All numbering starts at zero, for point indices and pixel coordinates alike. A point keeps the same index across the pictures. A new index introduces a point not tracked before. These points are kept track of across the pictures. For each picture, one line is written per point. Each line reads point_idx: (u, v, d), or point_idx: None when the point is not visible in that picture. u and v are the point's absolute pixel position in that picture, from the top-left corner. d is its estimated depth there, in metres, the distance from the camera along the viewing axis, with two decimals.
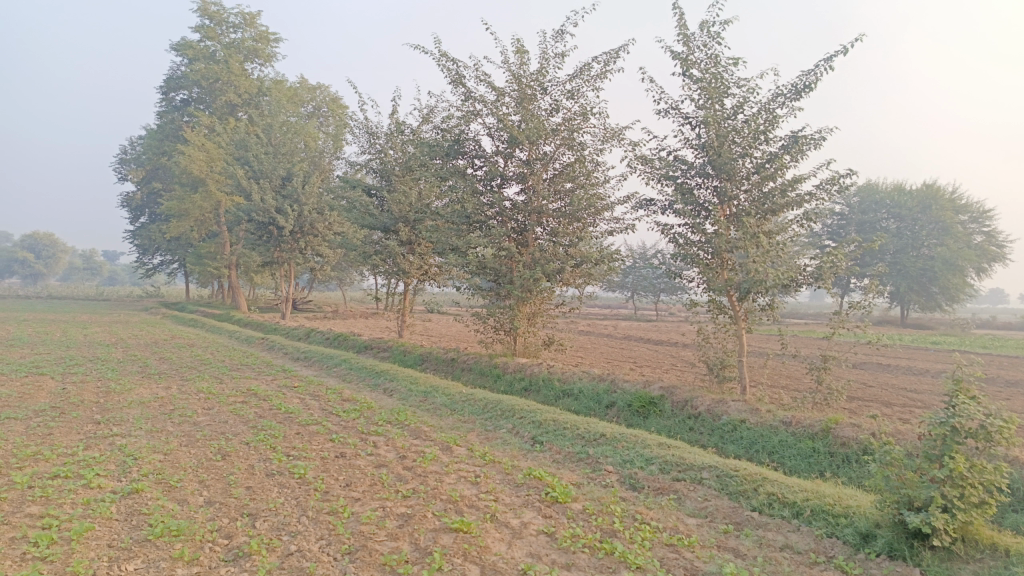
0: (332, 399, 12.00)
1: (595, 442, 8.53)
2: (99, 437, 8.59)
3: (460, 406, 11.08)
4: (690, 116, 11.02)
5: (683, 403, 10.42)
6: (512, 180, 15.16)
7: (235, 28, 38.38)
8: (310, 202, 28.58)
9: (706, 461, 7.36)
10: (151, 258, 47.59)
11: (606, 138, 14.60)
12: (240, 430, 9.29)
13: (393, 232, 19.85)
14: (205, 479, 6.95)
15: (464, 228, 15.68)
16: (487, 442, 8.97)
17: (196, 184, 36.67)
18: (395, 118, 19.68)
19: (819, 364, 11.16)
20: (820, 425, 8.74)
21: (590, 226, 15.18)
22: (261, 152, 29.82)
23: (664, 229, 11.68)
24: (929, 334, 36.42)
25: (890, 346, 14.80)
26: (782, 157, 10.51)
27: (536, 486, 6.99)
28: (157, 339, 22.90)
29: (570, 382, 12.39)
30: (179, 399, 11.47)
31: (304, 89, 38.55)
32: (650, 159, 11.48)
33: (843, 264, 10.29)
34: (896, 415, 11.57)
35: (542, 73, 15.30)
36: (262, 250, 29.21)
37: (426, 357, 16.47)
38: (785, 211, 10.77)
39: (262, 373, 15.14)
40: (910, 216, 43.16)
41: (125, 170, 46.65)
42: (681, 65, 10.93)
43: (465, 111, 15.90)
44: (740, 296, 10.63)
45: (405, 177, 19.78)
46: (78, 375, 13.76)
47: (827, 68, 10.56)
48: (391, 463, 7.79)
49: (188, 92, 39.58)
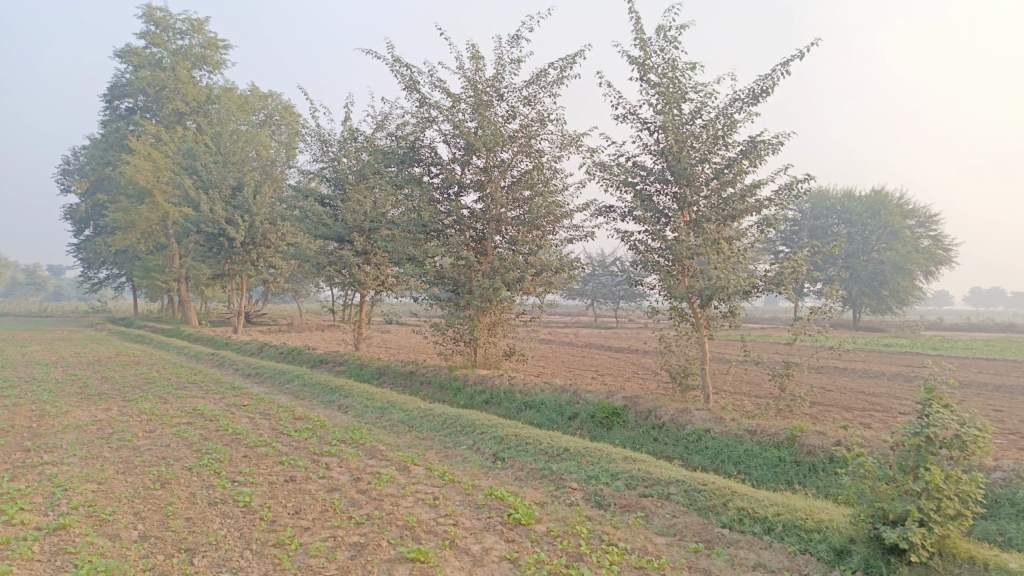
0: (283, 418, 11.49)
1: (558, 458, 8.22)
2: (26, 467, 7.96)
3: (418, 423, 10.68)
4: (648, 121, 10.88)
5: (647, 413, 10.21)
6: (469, 189, 14.86)
7: (181, 34, 37.41)
8: (262, 212, 27.82)
9: (673, 475, 7.12)
10: (96, 272, 45.87)
11: (564, 145, 14.41)
12: (183, 454, 8.74)
13: (348, 242, 19.36)
14: (141, 511, 6.43)
15: (421, 237, 15.30)
16: (446, 461, 8.61)
17: (142, 195, 35.48)
18: (348, 125, 19.21)
19: (782, 370, 11.05)
20: (785, 434, 8.62)
21: (549, 234, 14.95)
22: (211, 162, 28.98)
23: (624, 236, 11.50)
24: (880, 336, 37.22)
25: (850, 350, 14.87)
26: (741, 163, 10.43)
27: (498, 507, 6.65)
28: (100, 357, 21.89)
29: (532, 393, 12.09)
30: (119, 422, 10.82)
31: (255, 97, 37.72)
32: (608, 166, 11.31)
33: (803, 269, 10.23)
34: (859, 421, 11.56)
35: (497, 79, 15.06)
36: (213, 262, 28.30)
37: (383, 371, 16.00)
38: (744, 216, 10.68)
39: (211, 391, 14.47)
40: (860, 221, 44.10)
41: (67, 182, 44.92)
42: (638, 69, 10.77)
43: (420, 118, 15.55)
44: (701, 303, 10.50)
45: (359, 186, 19.33)
46: (10, 398, 12.92)
47: (784, 72, 10.52)
48: (345, 487, 7.37)
49: (134, 100, 38.37)
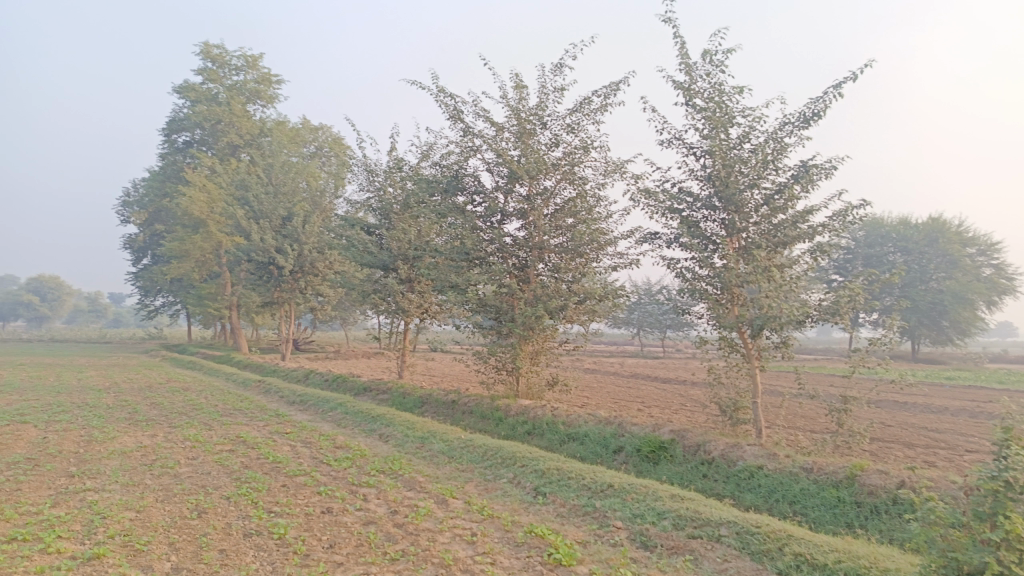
0: (324, 446, 11.43)
1: (602, 494, 7.89)
2: (70, 493, 8.00)
3: (458, 453, 10.48)
4: (694, 146, 10.63)
5: (696, 448, 9.80)
6: (512, 217, 14.77)
7: (236, 70, 38.73)
8: (310, 241, 28.28)
9: (724, 515, 6.73)
10: (152, 299, 47.21)
11: (608, 172, 14.23)
12: (222, 482, 8.70)
13: (392, 270, 19.46)
14: (176, 541, 6.34)
15: (463, 265, 15.24)
16: (486, 494, 8.36)
17: (197, 225, 36.50)
18: (394, 155, 19.43)
19: (839, 405, 10.51)
20: (844, 472, 8.14)
21: (593, 262, 14.73)
22: (262, 192, 29.68)
23: (670, 263, 11.20)
24: (941, 369, 35.65)
25: (912, 384, 14.15)
26: (792, 188, 10.08)
27: (538, 546, 6.37)
28: (152, 383, 22.33)
29: (575, 425, 11.77)
30: (163, 448, 10.89)
31: (306, 130, 38.68)
32: (653, 192, 11.07)
33: (861, 298, 9.77)
34: (923, 460, 10.92)
35: (541, 107, 15.02)
36: (262, 290, 28.80)
37: (425, 400, 15.87)
38: (796, 243, 10.29)
39: (255, 418, 14.53)
40: (917, 249, 42.50)
41: (127, 212, 46.57)
42: (684, 94, 10.57)
43: (464, 147, 15.59)
44: (752, 333, 10.10)
45: (403, 215, 19.47)
46: (62, 423, 13.16)
47: (836, 94, 10.19)
48: (381, 520, 7.19)
49: (190, 134, 39.71)
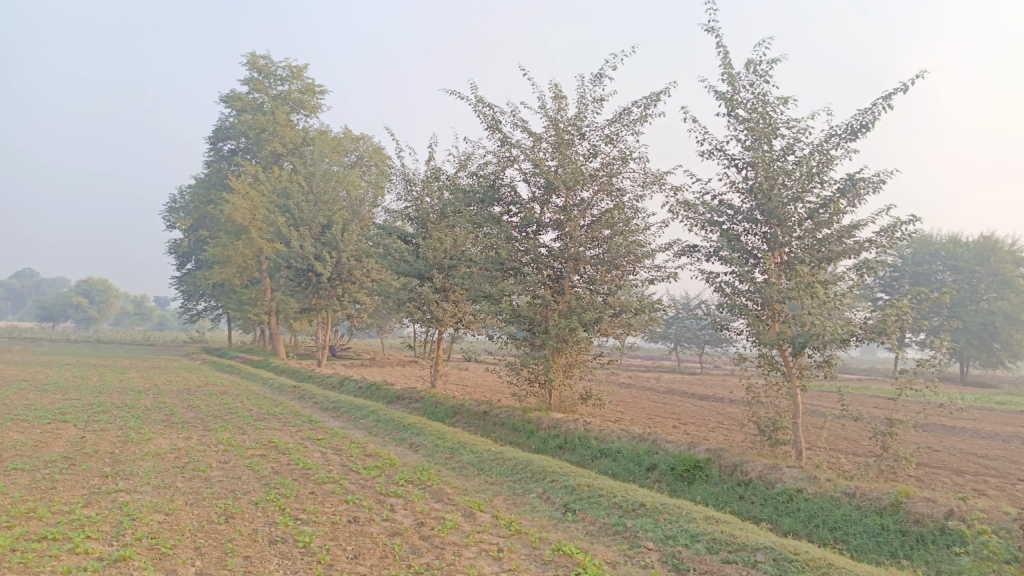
0: (354, 454, 11.40)
1: (633, 513, 7.67)
2: (102, 493, 8.07)
3: (488, 466, 10.34)
4: (736, 158, 10.39)
5: (732, 468, 9.51)
6: (548, 228, 14.65)
7: (282, 80, 39.48)
8: (348, 249, 28.56)
9: (760, 540, 6.46)
10: (195, 304, 48.16)
11: (646, 183, 14.03)
12: (251, 488, 8.70)
13: (428, 279, 19.49)
14: (201, 546, 6.32)
15: (498, 275, 15.15)
16: (514, 509, 8.21)
17: (239, 232, 37.18)
18: (431, 165, 19.50)
19: (885, 428, 10.10)
20: (888, 499, 7.80)
21: (630, 274, 14.51)
22: (302, 200, 30.09)
23: (709, 277, 10.95)
24: (992, 393, 34.34)
25: (961, 408, 13.58)
26: (837, 202, 9.76)
27: (565, 565, 6.19)
28: (190, 386, 22.68)
29: (608, 440, 11.55)
30: (196, 451, 10.99)
31: (347, 139, 39.20)
32: (692, 204, 10.84)
33: (909, 317, 9.40)
34: (973, 488, 10.45)
35: (579, 118, 14.90)
36: (301, 297, 29.11)
37: (457, 410, 15.78)
38: (841, 259, 9.96)
39: (288, 423, 14.61)
40: (967, 268, 41.14)
41: (173, 218, 47.69)
42: (726, 105, 10.34)
43: (501, 157, 15.55)
44: (794, 351, 9.79)
45: (440, 224, 19.52)
46: (100, 423, 13.39)
47: (886, 106, 9.86)
48: (407, 531, 7.08)
49: (235, 142, 40.55)
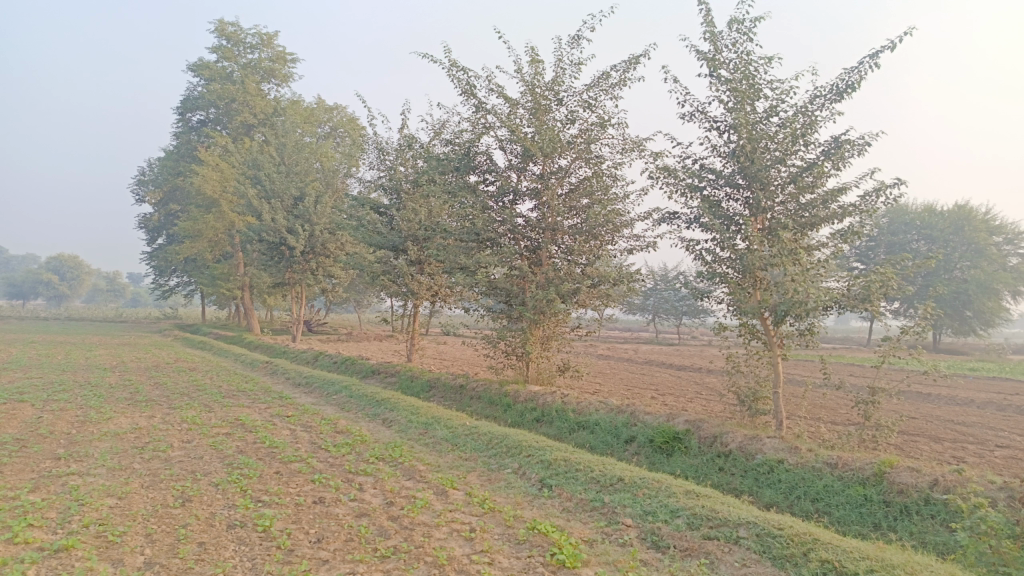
0: (324, 431, 11.01)
1: (611, 488, 7.39)
2: (52, 476, 7.62)
3: (462, 441, 10.02)
4: (718, 120, 10.01)
5: (712, 439, 9.29)
6: (525, 197, 14.22)
7: (252, 48, 38.27)
8: (321, 221, 27.93)
9: (743, 515, 6.21)
10: (166, 279, 47.12)
11: (625, 150, 13.63)
12: (213, 468, 8.29)
13: (402, 251, 19.01)
14: (153, 532, 5.93)
15: (474, 246, 14.73)
16: (489, 486, 7.91)
17: (210, 205, 36.26)
18: (404, 133, 18.91)
19: (866, 396, 9.89)
20: (871, 469, 7.63)
21: (608, 244, 14.18)
22: (273, 171, 29.27)
23: (689, 245, 10.62)
24: (965, 360, 34.71)
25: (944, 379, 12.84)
26: (821, 165, 9.44)
27: (541, 544, 5.90)
28: (159, 363, 22.08)
29: (585, 413, 11.28)
30: (158, 430, 10.53)
31: (320, 109, 38.25)
32: (673, 170, 10.48)
33: (893, 283, 9.15)
34: (953, 455, 10.36)
35: (556, 82, 14.40)
36: (273, 270, 28.42)
37: (433, 384, 15.46)
38: (824, 225, 9.68)
39: (258, 400, 14.15)
40: (941, 237, 41.30)
41: (142, 191, 46.41)
42: (707, 65, 9.93)
43: (476, 123, 15.04)
44: (775, 320, 9.51)
45: (414, 194, 19.01)
46: (60, 403, 12.84)
47: (873, 65, 9.51)
48: (375, 512, 6.74)
49: (204, 113, 39.37)
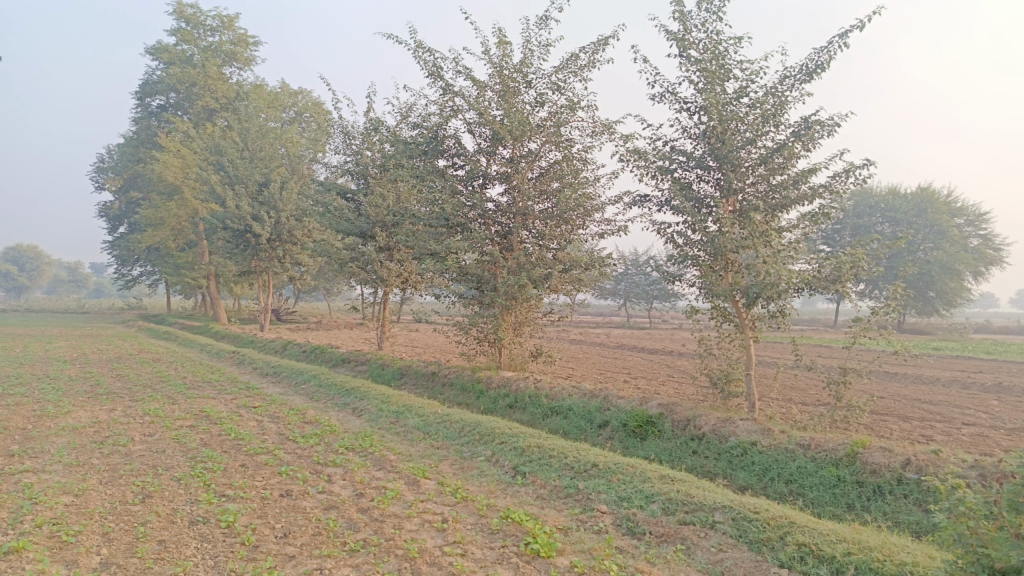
0: (292, 422, 10.77)
1: (585, 474, 7.29)
2: (4, 474, 7.28)
3: (434, 429, 9.86)
4: (688, 102, 9.90)
5: (685, 423, 9.25)
6: (495, 181, 14.01)
7: (212, 31, 37.29)
8: (288, 208, 27.40)
9: (719, 499, 6.15)
10: (129, 268, 46.02)
11: (595, 132, 13.48)
12: (175, 462, 8.01)
13: (371, 237, 18.71)
14: (110, 531, 5.67)
15: (443, 232, 14.49)
16: (461, 474, 7.77)
17: (172, 192, 35.41)
18: (370, 116, 18.54)
19: (837, 377, 9.91)
20: (844, 450, 7.66)
21: (579, 228, 14.05)
22: (237, 157, 28.61)
23: (660, 228, 10.53)
24: (928, 339, 35.54)
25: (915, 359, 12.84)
26: (792, 146, 9.38)
27: (515, 534, 5.77)
28: (121, 354, 21.50)
29: (559, 398, 11.18)
30: (118, 424, 10.19)
31: (285, 94, 37.49)
32: (643, 152, 10.36)
33: (863, 264, 9.15)
34: (921, 434, 10.48)
35: (525, 64, 14.17)
36: (239, 259, 27.85)
37: (404, 371, 15.26)
38: (795, 206, 9.65)
39: (224, 391, 13.81)
40: (905, 219, 42.25)
41: (101, 179, 45.14)
42: (677, 45, 9.79)
43: (444, 106, 14.76)
44: (747, 302, 9.46)
45: (381, 179, 18.68)
46: (15, 397, 12.38)
47: (842, 45, 9.45)
48: (344, 505, 6.56)
49: (164, 97, 38.33)
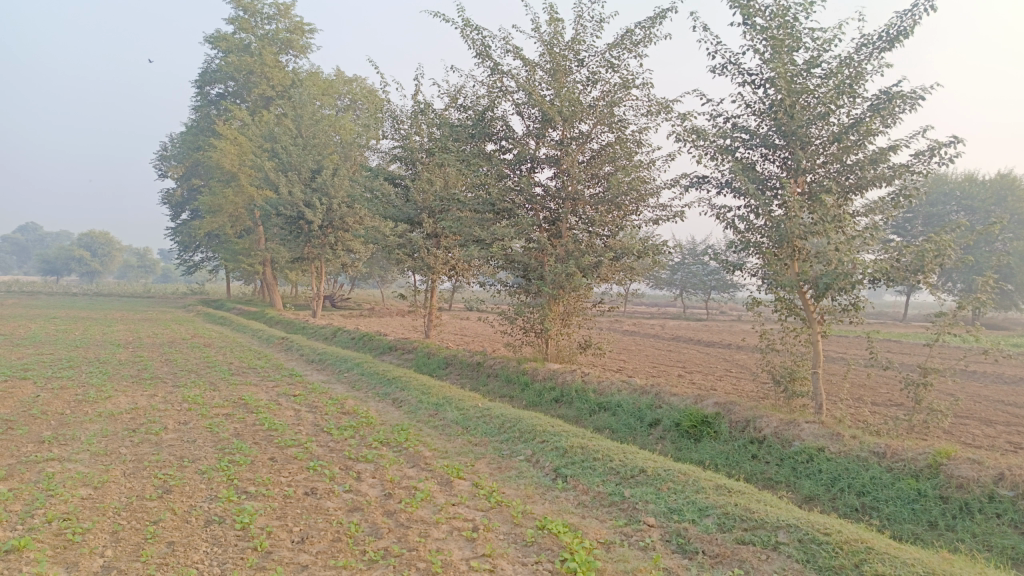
0: (330, 412, 10.43)
1: (632, 481, 6.66)
2: (29, 463, 7.07)
3: (473, 424, 9.37)
4: (753, 74, 9.07)
5: (745, 424, 8.53)
6: (544, 164, 13.40)
7: (270, 19, 37.54)
8: (339, 194, 27.30)
9: (783, 516, 5.44)
10: (191, 254, 47.02)
11: (650, 112, 12.70)
12: (203, 454, 7.70)
13: (418, 224, 18.32)
14: (119, 530, 5.33)
15: (489, 217, 13.95)
16: (498, 475, 7.23)
17: (230, 179, 35.86)
18: (419, 99, 18.12)
19: (916, 377, 8.95)
20: (925, 461, 6.86)
21: (631, 214, 13.31)
22: (290, 144, 28.70)
23: (720, 213, 9.76)
24: (1008, 335, 33.44)
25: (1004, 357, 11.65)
26: (869, 121, 8.48)
27: (550, 548, 5.20)
28: (175, 339, 21.74)
29: (607, 393, 10.55)
30: (156, 411, 10.01)
31: (339, 81, 37.55)
32: (703, 130, 9.58)
33: (950, 252, 8.17)
34: (1011, 441, 9.47)
35: (577, 41, 13.46)
36: (292, 245, 27.95)
37: (449, 361, 14.85)
38: (872, 188, 8.74)
39: (267, 378, 13.64)
40: (983, 208, 39.72)
41: (164, 166, 46.17)
42: (740, 11, 8.97)
43: (492, 87, 14.19)
44: (816, 294, 8.61)
45: (429, 164, 18.27)
46: (63, 381, 12.40)
47: (928, 8, 8.49)
48: (370, 506, 6.10)
49: (223, 86, 38.88)
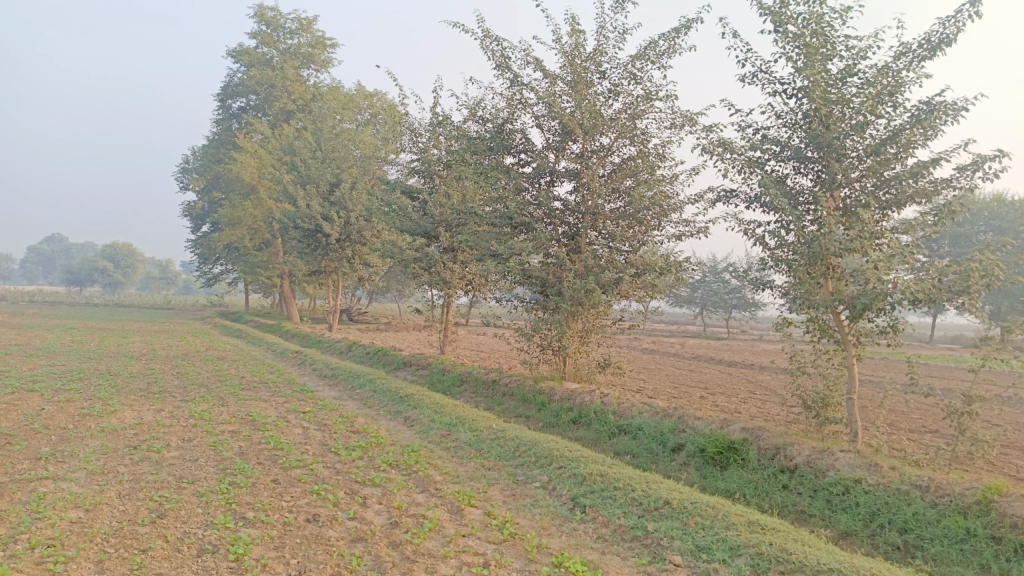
0: (339, 431, 10.07)
1: (656, 514, 6.20)
2: (22, 481, 6.76)
3: (487, 447, 8.95)
4: (785, 83, 8.66)
5: (774, 452, 8.04)
6: (563, 177, 13.06)
7: (292, 33, 37.77)
8: (357, 208, 27.13)
9: (824, 559, 4.96)
10: (210, 266, 47.12)
11: (673, 124, 12.32)
12: (203, 474, 7.36)
13: (435, 238, 18.02)
14: (105, 559, 4.97)
15: (507, 231, 13.59)
16: (512, 504, 6.81)
17: (249, 192, 35.92)
18: (437, 112, 17.90)
19: (959, 404, 8.39)
20: (974, 496, 6.34)
21: (654, 229, 12.90)
22: (309, 157, 28.66)
23: (747, 228, 9.34)
24: None
25: None
26: (909, 133, 8.03)
27: None
28: (189, 352, 21.53)
29: (627, 415, 10.09)
30: (161, 427, 9.70)
31: (360, 95, 37.62)
32: (731, 142, 9.17)
33: (998, 272, 7.66)
34: None
35: (598, 52, 13.14)
36: (309, 259, 27.76)
37: (464, 378, 14.45)
38: (911, 203, 8.28)
39: (277, 394, 13.31)
40: (1012, 228, 38.88)
41: (186, 179, 46.45)
42: (772, 19, 8.58)
43: (512, 99, 13.90)
44: (851, 315, 8.13)
45: (447, 177, 18.00)
46: (70, 394, 12.14)
47: (973, 14, 8.05)
48: (374, 537, 5.70)
49: (245, 99, 39.11)
